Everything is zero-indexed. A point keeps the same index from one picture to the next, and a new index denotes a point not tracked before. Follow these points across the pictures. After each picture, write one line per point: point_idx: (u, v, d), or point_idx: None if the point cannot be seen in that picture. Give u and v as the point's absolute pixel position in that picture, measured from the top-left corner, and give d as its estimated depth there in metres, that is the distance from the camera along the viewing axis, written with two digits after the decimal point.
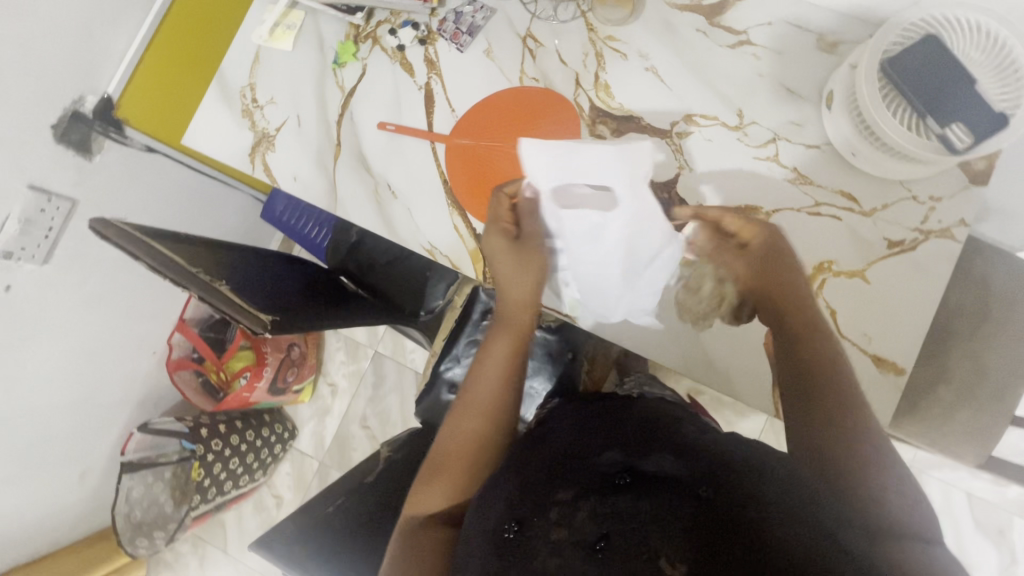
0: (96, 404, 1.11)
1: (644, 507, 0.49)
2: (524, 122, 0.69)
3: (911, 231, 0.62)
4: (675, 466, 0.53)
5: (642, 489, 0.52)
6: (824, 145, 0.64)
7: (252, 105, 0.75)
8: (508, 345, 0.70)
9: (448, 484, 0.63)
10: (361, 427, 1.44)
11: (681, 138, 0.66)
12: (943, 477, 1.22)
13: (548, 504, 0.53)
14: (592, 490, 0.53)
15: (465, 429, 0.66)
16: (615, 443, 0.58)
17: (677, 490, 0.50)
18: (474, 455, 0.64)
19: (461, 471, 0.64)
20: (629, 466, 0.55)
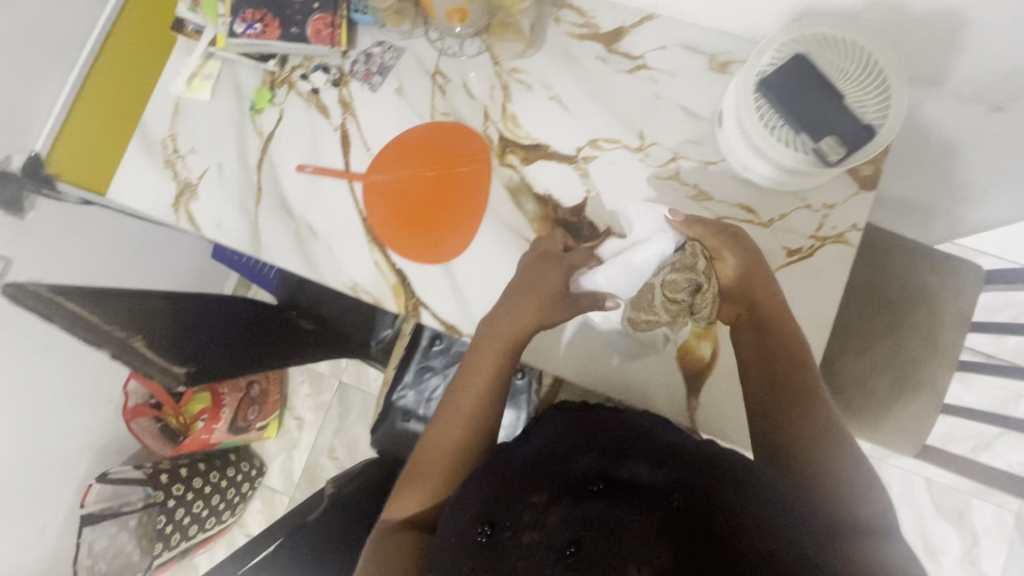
0: (50, 460, 1.09)
1: (618, 512, 0.46)
2: (439, 157, 0.71)
3: (808, 238, 0.64)
4: (654, 474, 0.49)
5: (615, 497, 0.48)
6: (720, 162, 0.66)
7: (174, 155, 0.77)
8: (493, 355, 0.64)
9: (426, 493, 0.62)
10: (330, 458, 1.44)
11: (587, 163, 0.68)
12: (900, 463, 1.24)
13: (523, 510, 0.50)
14: (566, 493, 0.50)
15: (444, 439, 0.63)
16: (591, 446, 0.55)
17: (650, 498, 0.47)
18: (454, 467, 0.63)
19: (439, 481, 0.62)
20: (605, 473, 0.51)
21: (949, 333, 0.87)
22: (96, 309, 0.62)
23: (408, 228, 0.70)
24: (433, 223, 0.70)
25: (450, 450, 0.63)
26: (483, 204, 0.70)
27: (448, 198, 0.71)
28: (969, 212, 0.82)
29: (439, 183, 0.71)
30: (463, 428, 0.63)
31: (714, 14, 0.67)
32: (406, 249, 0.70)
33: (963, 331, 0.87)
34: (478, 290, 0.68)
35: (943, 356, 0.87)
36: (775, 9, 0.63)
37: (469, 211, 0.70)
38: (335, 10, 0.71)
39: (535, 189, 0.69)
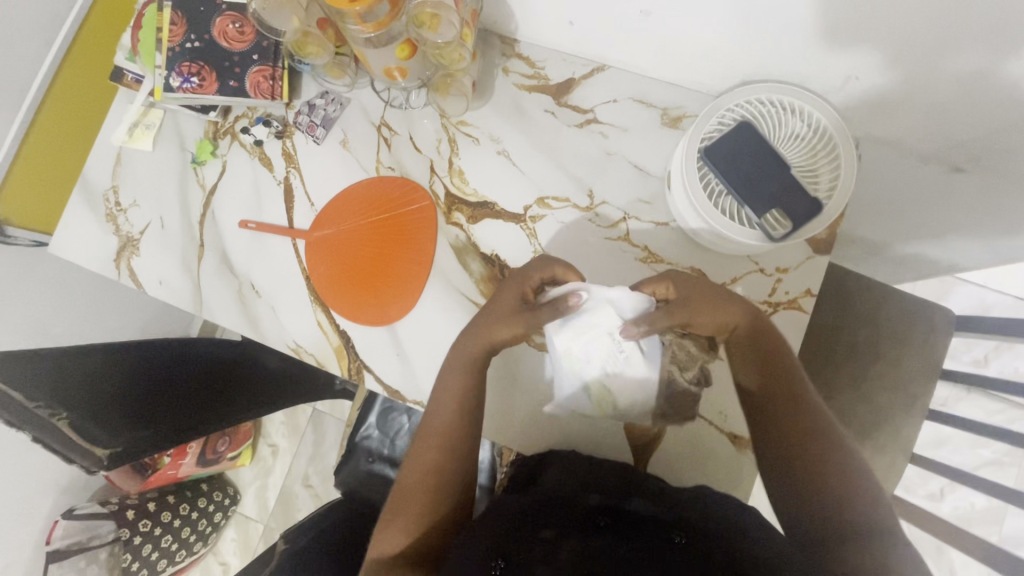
0: (12, 499, 1.08)
1: (624, 545, 0.46)
2: (382, 212, 0.69)
3: (760, 304, 0.62)
4: (657, 513, 0.52)
5: (624, 530, 0.50)
6: (671, 222, 0.64)
7: (115, 209, 0.75)
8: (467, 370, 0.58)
9: (409, 523, 0.54)
10: (304, 486, 1.43)
11: (535, 222, 0.66)
12: None
13: (532, 541, 0.48)
14: (574, 527, 0.50)
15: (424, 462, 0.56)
16: (597, 488, 0.57)
17: (654, 530, 0.49)
18: (440, 492, 0.55)
19: (426, 512, 0.55)
20: (612, 512, 0.53)
21: (919, 381, 0.84)
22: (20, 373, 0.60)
23: (351, 288, 0.68)
24: (377, 282, 0.68)
25: (430, 477, 0.56)
26: (426, 262, 0.68)
27: (392, 255, 0.69)
28: (938, 260, 0.79)
29: (384, 241, 0.69)
30: (442, 453, 0.57)
31: (665, 68, 0.64)
32: (349, 310, 0.67)
33: (934, 379, 0.85)
34: (421, 354, 0.66)
35: (912, 405, 0.84)
36: (725, 66, 0.61)
37: (413, 271, 0.68)
38: (275, 63, 0.69)
39: (482, 249, 0.67)
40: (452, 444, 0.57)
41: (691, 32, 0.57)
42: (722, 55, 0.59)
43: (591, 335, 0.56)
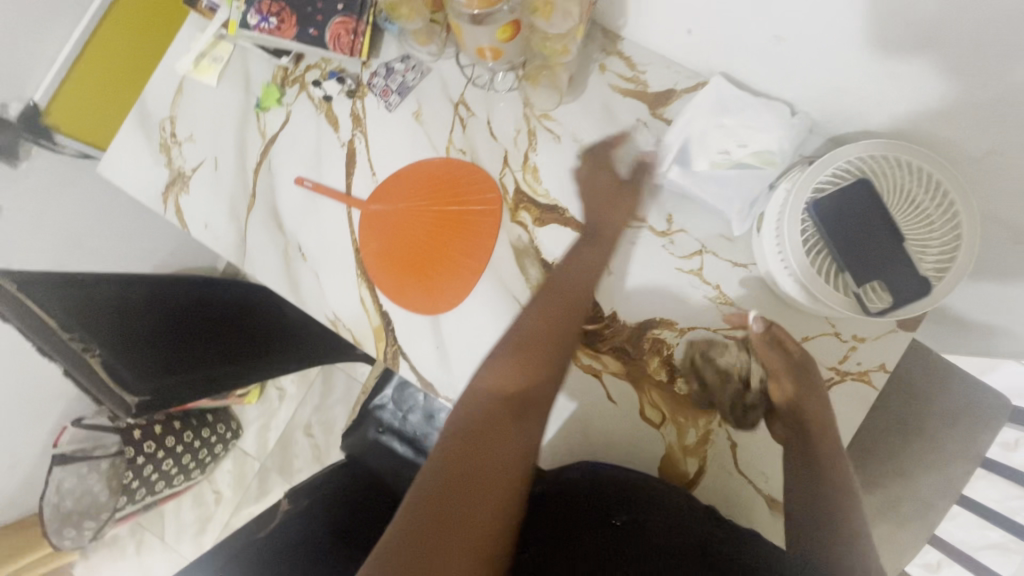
0: (27, 397, 1.11)
1: None
2: (444, 196, 0.66)
3: (828, 368, 0.58)
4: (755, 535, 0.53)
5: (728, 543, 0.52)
6: (751, 265, 0.60)
7: (170, 140, 0.71)
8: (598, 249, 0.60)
9: (520, 367, 0.53)
10: (305, 434, 1.44)
11: (605, 237, 0.62)
12: None
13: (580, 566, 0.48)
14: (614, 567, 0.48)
15: (543, 316, 0.56)
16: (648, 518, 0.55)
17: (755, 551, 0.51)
18: (554, 349, 0.55)
19: (544, 359, 0.54)
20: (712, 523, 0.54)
21: (959, 465, 0.80)
22: (42, 298, 0.56)
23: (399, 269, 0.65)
24: (427, 270, 0.65)
25: (550, 326, 0.56)
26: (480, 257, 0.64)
27: (446, 243, 0.65)
28: None
29: (441, 227, 0.66)
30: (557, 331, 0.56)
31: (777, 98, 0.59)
32: (395, 292, 0.65)
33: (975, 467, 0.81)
34: (461, 353, 0.63)
35: (946, 487, 0.81)
36: (846, 111, 0.55)
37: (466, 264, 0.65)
38: (360, 17, 0.64)
39: (543, 255, 0.63)
40: (574, 302, 0.58)
41: (820, 68, 0.52)
42: (846, 99, 0.53)
43: (742, 114, 0.56)
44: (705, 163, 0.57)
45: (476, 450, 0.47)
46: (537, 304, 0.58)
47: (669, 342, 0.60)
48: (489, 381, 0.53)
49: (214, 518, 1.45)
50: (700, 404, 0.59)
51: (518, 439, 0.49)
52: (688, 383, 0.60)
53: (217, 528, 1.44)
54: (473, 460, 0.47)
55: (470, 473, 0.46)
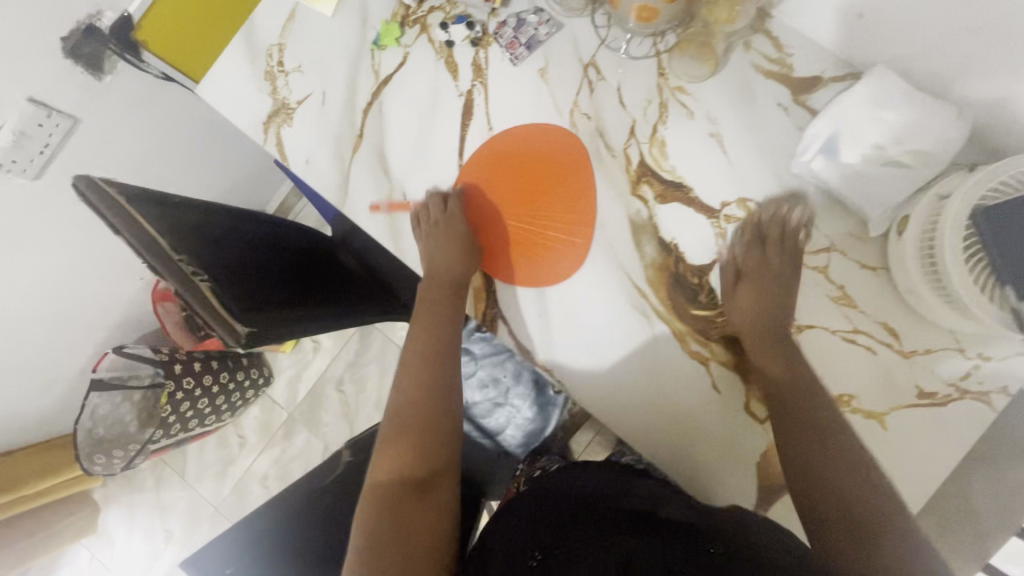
0: (74, 320, 1.09)
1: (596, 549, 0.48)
2: (545, 172, 0.63)
3: (947, 385, 0.56)
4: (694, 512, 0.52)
5: (660, 533, 0.50)
6: (880, 269, 0.57)
7: (277, 68, 0.68)
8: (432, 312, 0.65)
9: (408, 446, 0.57)
10: (336, 389, 1.43)
11: (728, 223, 0.60)
12: None
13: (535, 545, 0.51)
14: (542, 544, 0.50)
15: (413, 389, 0.61)
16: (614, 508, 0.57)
17: (689, 532, 0.49)
18: (440, 413, 0.60)
19: (431, 425, 0.59)
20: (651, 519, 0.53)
21: None
22: (146, 209, 0.55)
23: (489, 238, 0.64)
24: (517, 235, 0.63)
25: (424, 394, 0.61)
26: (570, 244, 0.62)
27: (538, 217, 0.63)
28: None
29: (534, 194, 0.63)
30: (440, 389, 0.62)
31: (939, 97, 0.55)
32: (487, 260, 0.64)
33: None
34: (562, 323, 0.62)
35: None
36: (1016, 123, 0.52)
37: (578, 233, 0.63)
38: None
39: (662, 234, 0.61)
40: (438, 366, 0.63)
41: (1004, 68, 0.49)
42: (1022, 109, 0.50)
43: (906, 109, 0.53)
44: (855, 156, 0.54)
45: (400, 530, 0.51)
46: (409, 386, 0.61)
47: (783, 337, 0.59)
48: (385, 467, 0.56)
49: (237, 462, 1.46)
50: None
51: (431, 508, 0.54)
52: None
53: (239, 471, 1.46)
54: (402, 537, 0.51)
55: (406, 549, 0.50)
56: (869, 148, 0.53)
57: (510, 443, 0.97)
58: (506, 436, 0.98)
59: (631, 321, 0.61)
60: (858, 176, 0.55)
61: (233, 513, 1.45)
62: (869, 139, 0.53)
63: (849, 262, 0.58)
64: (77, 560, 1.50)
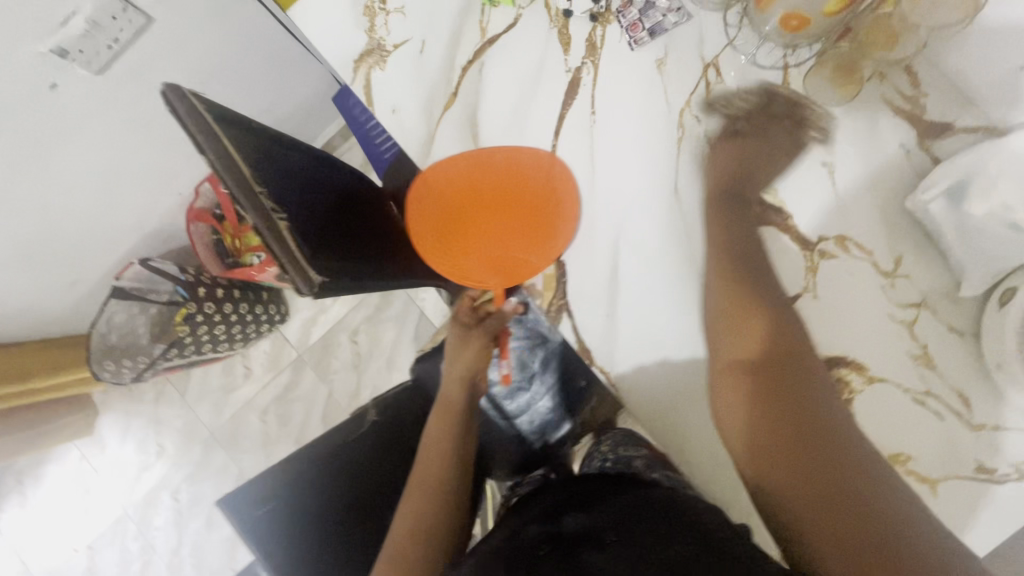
0: (106, 224, 1.06)
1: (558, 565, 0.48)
2: (508, 188, 0.59)
3: (1009, 465, 0.54)
4: (588, 522, 0.53)
5: (564, 551, 0.50)
6: (966, 334, 0.56)
7: (377, 6, 0.65)
8: (441, 424, 0.69)
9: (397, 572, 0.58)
10: (349, 338, 1.43)
11: (821, 259, 0.57)
12: None
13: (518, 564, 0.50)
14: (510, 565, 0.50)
15: (407, 512, 0.63)
16: (537, 518, 0.58)
17: (590, 538, 0.50)
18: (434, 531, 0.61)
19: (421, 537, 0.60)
20: (552, 535, 0.53)
21: None
22: (234, 139, 0.53)
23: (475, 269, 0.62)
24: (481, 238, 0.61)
25: (420, 516, 0.62)
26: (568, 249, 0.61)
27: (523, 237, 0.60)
28: None
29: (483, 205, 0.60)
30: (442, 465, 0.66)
31: None
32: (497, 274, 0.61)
33: None
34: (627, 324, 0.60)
35: None
36: None
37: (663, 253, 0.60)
38: None
39: None
40: (437, 478, 0.65)
41: None
42: None
43: None
44: (979, 209, 0.52)
45: None
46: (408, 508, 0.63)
47: (851, 387, 0.57)
48: None
49: (238, 391, 1.46)
50: None
51: None
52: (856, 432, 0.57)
53: (240, 400, 1.46)
54: None
55: None
56: (995, 208, 0.51)
57: (525, 428, 0.98)
58: (522, 421, 0.98)
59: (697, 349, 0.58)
60: (981, 236, 0.52)
61: (228, 441, 1.46)
62: (998, 197, 0.51)
63: (935, 321, 0.56)
64: (66, 458, 1.51)
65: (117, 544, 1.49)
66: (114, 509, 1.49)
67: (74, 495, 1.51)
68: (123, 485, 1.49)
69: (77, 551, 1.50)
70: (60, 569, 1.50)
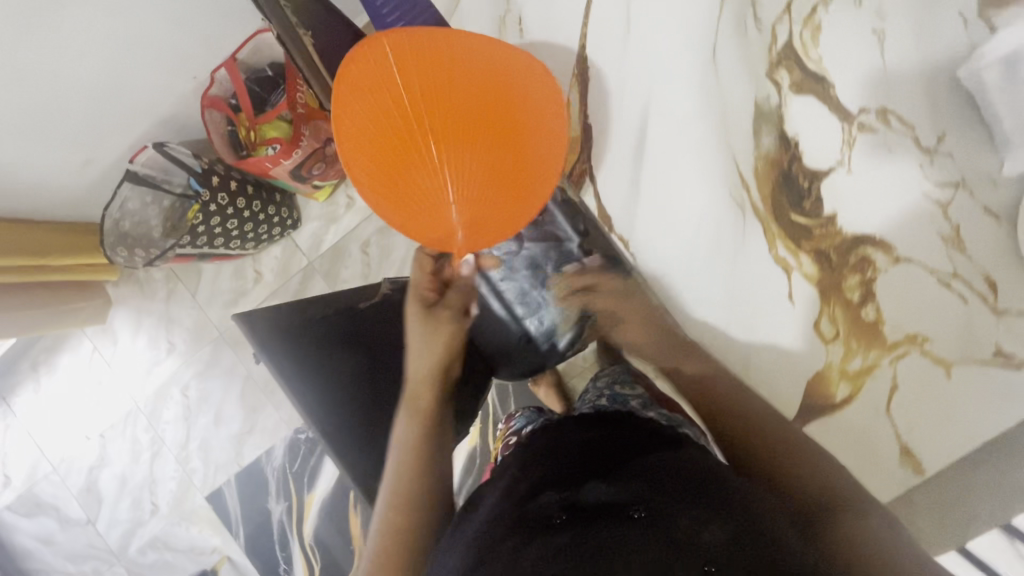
0: (120, 102, 1.05)
1: (586, 540, 0.46)
2: (478, 89, 0.74)
3: None
4: (613, 495, 0.52)
5: (579, 524, 0.49)
6: (1001, 216, 0.50)
7: None
8: (410, 424, 0.72)
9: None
10: (360, 249, 1.42)
11: (858, 131, 0.55)
12: None
13: (537, 534, 0.50)
14: (529, 540, 0.49)
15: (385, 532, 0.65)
16: (551, 484, 0.57)
17: (618, 514, 0.50)
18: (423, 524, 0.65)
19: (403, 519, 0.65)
20: (566, 505, 0.53)
21: None
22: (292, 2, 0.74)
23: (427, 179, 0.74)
24: (400, 158, 0.73)
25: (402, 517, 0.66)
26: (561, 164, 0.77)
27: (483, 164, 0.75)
28: None
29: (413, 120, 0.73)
30: (416, 467, 0.68)
31: None
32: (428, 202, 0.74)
33: None
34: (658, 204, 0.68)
35: None
36: None
37: (696, 120, 0.63)
38: None
39: (785, 126, 0.58)
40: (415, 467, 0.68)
41: None
42: None
43: None
44: None
45: None
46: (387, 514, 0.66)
47: (874, 267, 0.56)
48: None
49: (248, 295, 1.48)
50: (872, 333, 0.57)
51: None
52: (877, 311, 0.57)
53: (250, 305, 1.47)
54: None
55: None
56: None
57: (533, 330, 1.00)
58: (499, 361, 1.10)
59: (723, 210, 0.63)
60: None
61: (236, 343, 1.49)
62: None
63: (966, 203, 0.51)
64: (81, 349, 1.56)
65: (128, 434, 1.55)
66: (126, 402, 1.55)
67: (88, 386, 1.56)
68: (135, 380, 1.54)
69: (90, 439, 1.57)
70: (74, 454, 1.58)
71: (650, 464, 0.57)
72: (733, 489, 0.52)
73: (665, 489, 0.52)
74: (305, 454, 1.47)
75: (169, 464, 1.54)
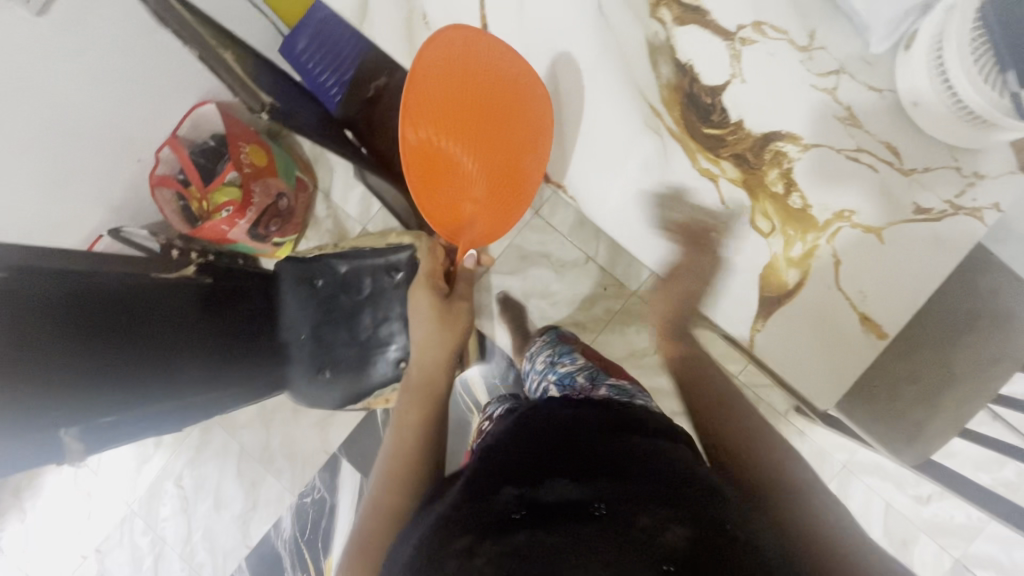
0: (72, 199, 1.07)
1: (542, 539, 0.47)
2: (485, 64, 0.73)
3: (942, 201, 0.62)
4: (572, 491, 0.52)
5: (539, 520, 0.50)
6: (885, 91, 0.62)
7: None
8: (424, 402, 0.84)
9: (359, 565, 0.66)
10: None
11: (743, 44, 0.64)
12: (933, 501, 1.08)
13: (499, 530, 0.49)
14: (486, 531, 0.50)
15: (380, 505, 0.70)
16: (514, 478, 0.56)
17: (579, 513, 0.50)
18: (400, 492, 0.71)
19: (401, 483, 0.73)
20: (527, 500, 0.53)
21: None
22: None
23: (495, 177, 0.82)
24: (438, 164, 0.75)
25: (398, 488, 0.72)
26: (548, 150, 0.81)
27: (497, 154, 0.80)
28: None
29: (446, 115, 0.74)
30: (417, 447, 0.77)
31: None
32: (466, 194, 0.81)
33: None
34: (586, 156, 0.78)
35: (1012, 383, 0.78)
36: None
37: (597, 67, 0.70)
38: None
39: (677, 55, 0.66)
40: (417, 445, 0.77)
41: None
42: None
43: None
44: None
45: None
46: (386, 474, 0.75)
47: (789, 156, 0.65)
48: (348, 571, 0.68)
49: None
50: (812, 218, 0.66)
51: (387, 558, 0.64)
52: (803, 198, 0.65)
53: None
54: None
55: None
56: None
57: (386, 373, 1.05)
58: (384, 330, 1.05)
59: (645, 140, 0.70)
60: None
61: (225, 419, 1.46)
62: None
63: (860, 93, 0.63)
64: None
65: (126, 543, 1.47)
66: (118, 509, 1.48)
67: (76, 501, 1.49)
68: (125, 483, 1.48)
69: (86, 557, 1.48)
70: None
71: (607, 448, 0.59)
72: (692, 488, 0.53)
73: (622, 484, 0.53)
74: (314, 519, 1.41)
75: (175, 564, 1.45)
